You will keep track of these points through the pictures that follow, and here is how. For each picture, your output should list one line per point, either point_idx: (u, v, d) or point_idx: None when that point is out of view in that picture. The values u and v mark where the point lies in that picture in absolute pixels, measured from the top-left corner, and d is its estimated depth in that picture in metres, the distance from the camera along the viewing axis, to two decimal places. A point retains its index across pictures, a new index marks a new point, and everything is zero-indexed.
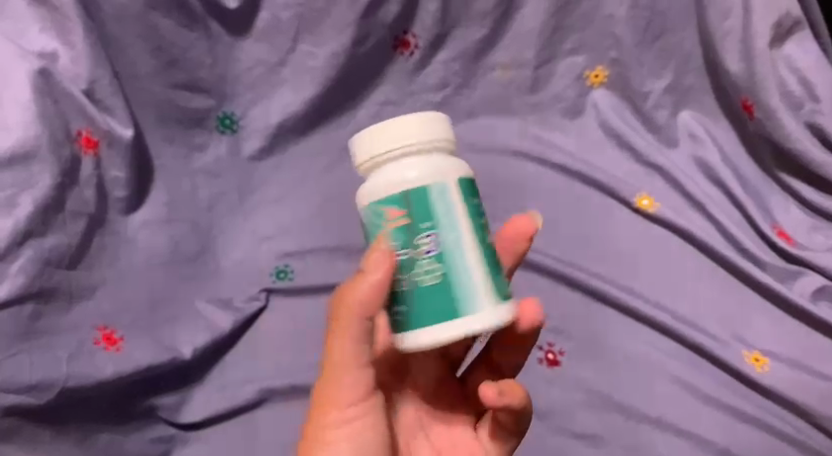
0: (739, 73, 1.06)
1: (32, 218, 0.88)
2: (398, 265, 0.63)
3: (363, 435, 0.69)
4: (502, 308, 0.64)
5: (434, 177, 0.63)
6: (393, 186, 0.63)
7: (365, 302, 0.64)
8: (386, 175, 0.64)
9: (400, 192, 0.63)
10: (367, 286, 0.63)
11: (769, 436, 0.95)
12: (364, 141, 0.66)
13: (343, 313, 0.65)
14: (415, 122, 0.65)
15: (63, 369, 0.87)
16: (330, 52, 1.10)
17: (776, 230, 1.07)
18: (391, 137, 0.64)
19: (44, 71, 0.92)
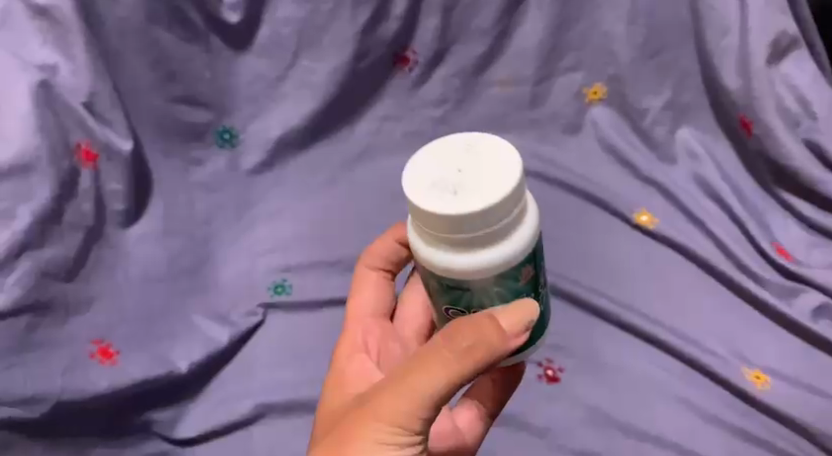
0: (737, 90, 1.06)
1: (30, 230, 0.88)
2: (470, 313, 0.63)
3: None
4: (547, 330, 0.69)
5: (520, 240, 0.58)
6: (482, 260, 0.57)
7: (494, 354, 0.61)
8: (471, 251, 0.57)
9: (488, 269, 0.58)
10: (494, 339, 0.60)
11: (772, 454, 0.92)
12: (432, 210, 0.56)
13: (466, 354, 0.60)
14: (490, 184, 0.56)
15: (56, 383, 0.86)
16: (331, 67, 1.11)
17: (774, 248, 1.06)
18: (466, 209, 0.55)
19: (44, 84, 0.93)
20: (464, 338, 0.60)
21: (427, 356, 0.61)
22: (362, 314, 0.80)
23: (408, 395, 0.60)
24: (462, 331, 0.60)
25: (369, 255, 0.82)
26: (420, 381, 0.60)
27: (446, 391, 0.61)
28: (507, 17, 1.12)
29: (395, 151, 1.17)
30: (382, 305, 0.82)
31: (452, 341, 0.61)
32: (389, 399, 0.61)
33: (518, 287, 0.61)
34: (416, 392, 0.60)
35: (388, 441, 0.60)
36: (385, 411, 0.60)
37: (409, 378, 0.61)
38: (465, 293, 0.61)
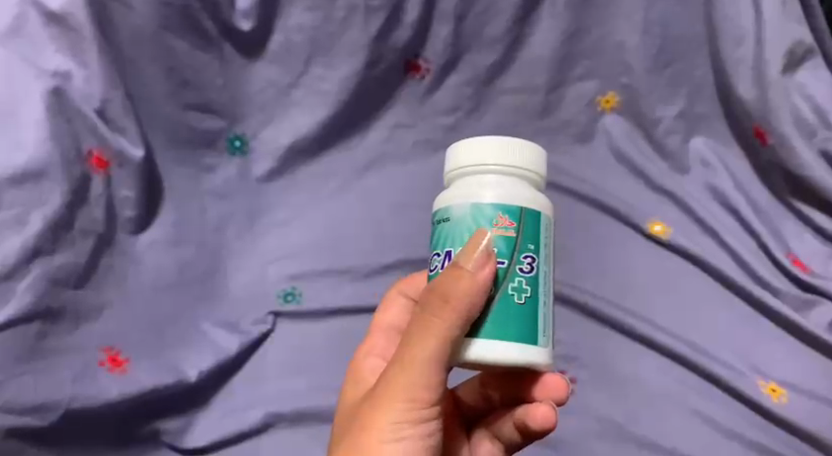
0: (752, 100, 1.06)
1: (41, 236, 0.87)
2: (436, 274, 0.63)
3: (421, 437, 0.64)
4: (534, 348, 0.61)
5: (514, 196, 0.61)
6: (476, 190, 0.61)
7: (475, 296, 0.59)
8: (469, 182, 0.62)
9: (475, 197, 0.61)
10: (468, 277, 0.59)
11: None
12: (459, 152, 0.65)
13: (441, 311, 0.59)
14: (515, 147, 0.63)
15: (66, 391, 0.85)
16: (344, 75, 1.11)
17: (789, 258, 1.06)
18: (485, 152, 0.63)
19: (57, 91, 0.92)
20: (436, 297, 0.59)
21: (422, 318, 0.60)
22: (387, 325, 0.80)
23: (407, 369, 0.61)
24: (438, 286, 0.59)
25: (406, 278, 0.83)
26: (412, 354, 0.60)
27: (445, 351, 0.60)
28: (519, 26, 1.12)
29: (406, 159, 1.17)
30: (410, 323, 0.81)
31: (427, 306, 0.60)
32: (394, 379, 0.62)
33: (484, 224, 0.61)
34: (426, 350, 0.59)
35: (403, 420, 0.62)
36: (393, 391, 0.62)
37: (403, 354, 0.61)
38: (444, 241, 0.62)
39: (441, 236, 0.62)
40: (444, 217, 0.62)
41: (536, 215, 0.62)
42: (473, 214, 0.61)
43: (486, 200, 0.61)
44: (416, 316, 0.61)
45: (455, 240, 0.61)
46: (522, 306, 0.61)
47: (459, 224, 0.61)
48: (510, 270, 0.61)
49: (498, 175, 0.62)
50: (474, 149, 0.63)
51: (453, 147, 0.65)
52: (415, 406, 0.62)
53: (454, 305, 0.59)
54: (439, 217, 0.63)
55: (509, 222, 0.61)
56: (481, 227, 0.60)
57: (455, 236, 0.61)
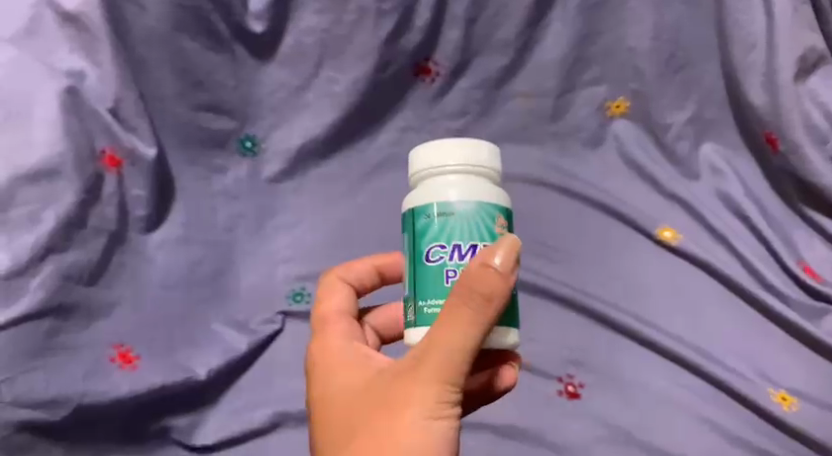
0: (764, 106, 1.06)
1: (55, 233, 0.88)
2: (438, 267, 0.62)
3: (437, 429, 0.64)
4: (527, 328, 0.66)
5: (481, 195, 0.62)
6: (444, 194, 0.62)
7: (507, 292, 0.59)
8: (435, 185, 0.63)
9: (448, 201, 0.62)
10: (501, 276, 0.58)
11: None
12: (420, 156, 0.65)
13: (481, 311, 0.58)
14: (469, 147, 0.64)
15: (78, 387, 0.87)
16: (355, 78, 1.11)
17: (801, 267, 1.05)
18: (445, 155, 0.64)
19: (71, 90, 0.94)
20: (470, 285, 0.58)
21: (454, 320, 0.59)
22: (335, 312, 0.74)
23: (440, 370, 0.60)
24: (476, 288, 0.58)
25: (346, 267, 0.79)
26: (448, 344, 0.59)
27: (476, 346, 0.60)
28: (529, 30, 1.12)
29: None
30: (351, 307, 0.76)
31: (460, 306, 0.58)
32: (427, 373, 0.60)
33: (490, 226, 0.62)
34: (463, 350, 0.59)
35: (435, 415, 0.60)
36: (425, 386, 0.60)
37: (435, 348, 0.59)
38: (452, 236, 0.61)
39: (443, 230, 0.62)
40: (445, 212, 0.62)
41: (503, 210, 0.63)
42: (479, 212, 0.62)
43: (488, 201, 0.62)
44: (444, 318, 0.59)
45: (465, 235, 0.61)
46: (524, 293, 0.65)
47: (467, 220, 0.61)
48: None
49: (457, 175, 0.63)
50: (434, 153, 0.64)
51: (414, 151, 0.66)
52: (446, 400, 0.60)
53: (492, 305, 0.59)
54: (435, 210, 0.62)
55: (505, 222, 0.63)
56: (488, 226, 0.62)
57: (465, 231, 0.61)
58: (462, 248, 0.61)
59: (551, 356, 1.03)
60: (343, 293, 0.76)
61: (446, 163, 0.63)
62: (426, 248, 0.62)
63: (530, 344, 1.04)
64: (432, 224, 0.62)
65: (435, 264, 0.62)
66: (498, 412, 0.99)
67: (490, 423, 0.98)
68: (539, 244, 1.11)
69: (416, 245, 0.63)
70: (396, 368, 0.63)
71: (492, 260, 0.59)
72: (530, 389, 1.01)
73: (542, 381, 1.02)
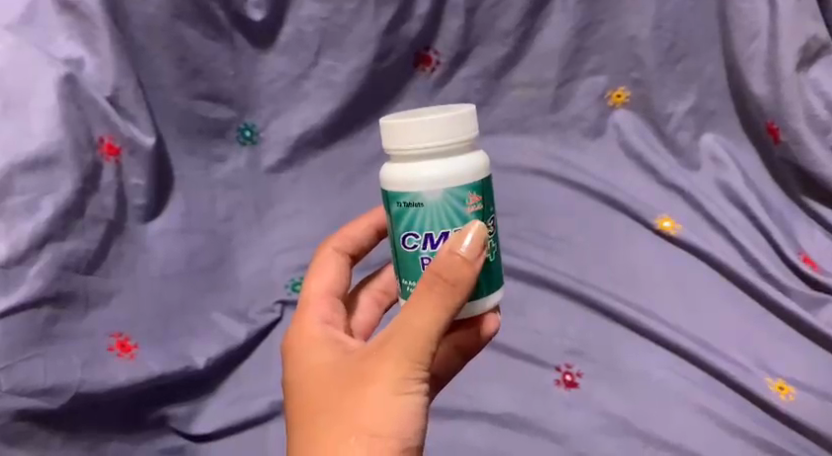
0: (766, 95, 1.05)
1: (52, 222, 0.88)
2: (412, 254, 0.66)
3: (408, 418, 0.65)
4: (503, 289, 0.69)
5: (456, 178, 0.63)
6: (419, 178, 0.63)
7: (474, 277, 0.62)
8: (411, 167, 0.63)
9: (422, 189, 0.63)
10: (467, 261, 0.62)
11: None
12: (391, 129, 0.63)
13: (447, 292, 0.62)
14: (443, 123, 0.62)
15: (76, 375, 0.86)
16: (354, 67, 1.10)
17: (802, 258, 1.05)
18: (418, 133, 0.62)
19: (70, 77, 0.93)
20: (439, 271, 0.62)
21: (421, 301, 0.62)
22: (318, 292, 0.78)
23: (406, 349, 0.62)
24: (442, 269, 0.62)
25: (339, 237, 0.83)
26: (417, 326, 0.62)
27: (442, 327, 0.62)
28: (529, 20, 1.11)
29: None
30: (340, 284, 0.80)
31: (428, 287, 0.62)
32: (393, 351, 0.62)
33: (464, 212, 0.64)
34: (429, 330, 0.62)
35: (402, 391, 0.62)
36: (390, 366, 0.62)
37: (405, 327, 0.62)
38: (425, 226, 0.64)
39: (417, 219, 0.64)
40: (415, 201, 0.63)
41: (478, 186, 0.64)
42: (448, 202, 0.63)
43: (461, 184, 0.63)
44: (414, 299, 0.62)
45: (436, 223, 0.64)
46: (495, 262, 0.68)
47: (439, 209, 0.63)
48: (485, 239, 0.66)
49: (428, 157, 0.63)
50: (408, 130, 0.62)
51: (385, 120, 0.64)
52: (412, 380, 0.62)
53: (457, 286, 0.62)
54: (406, 200, 0.64)
55: (478, 199, 0.64)
56: (459, 209, 0.64)
57: (435, 219, 0.64)
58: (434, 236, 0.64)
59: (550, 347, 1.04)
60: (330, 273, 0.80)
61: (418, 143, 0.62)
62: (401, 235, 0.66)
63: (528, 335, 1.05)
64: (406, 213, 0.64)
65: (412, 251, 0.66)
66: (497, 402, 1.00)
67: (489, 411, 0.99)
68: (538, 234, 1.12)
69: (393, 229, 0.66)
70: (363, 350, 0.65)
71: (458, 248, 0.62)
72: (526, 379, 1.02)
73: (541, 372, 1.02)
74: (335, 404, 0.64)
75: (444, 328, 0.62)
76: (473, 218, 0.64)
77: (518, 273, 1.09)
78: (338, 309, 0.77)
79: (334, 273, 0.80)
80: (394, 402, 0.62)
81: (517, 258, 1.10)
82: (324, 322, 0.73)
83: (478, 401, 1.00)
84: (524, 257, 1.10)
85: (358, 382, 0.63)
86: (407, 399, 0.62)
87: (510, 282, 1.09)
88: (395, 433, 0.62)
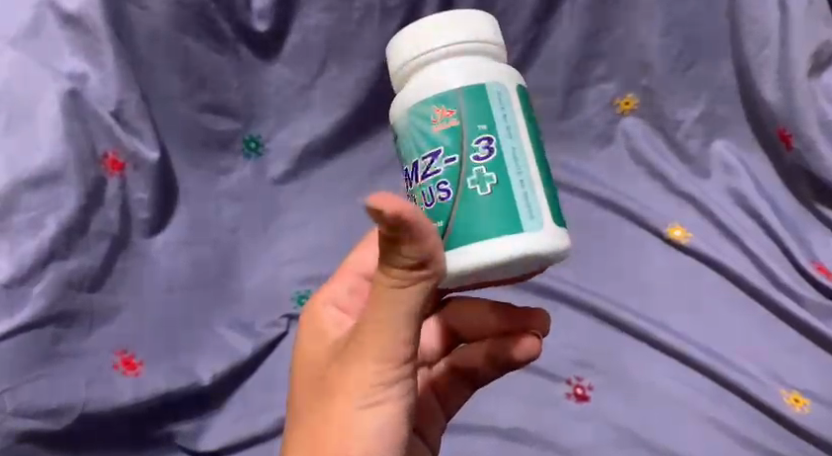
0: (777, 102, 1.02)
1: (56, 239, 0.87)
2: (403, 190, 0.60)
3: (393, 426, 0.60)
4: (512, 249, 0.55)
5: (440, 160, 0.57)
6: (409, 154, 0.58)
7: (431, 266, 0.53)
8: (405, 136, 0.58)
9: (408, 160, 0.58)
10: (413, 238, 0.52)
11: None
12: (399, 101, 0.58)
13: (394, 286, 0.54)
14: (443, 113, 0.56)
15: (81, 394, 0.86)
16: (359, 77, 1.09)
17: (815, 267, 1.03)
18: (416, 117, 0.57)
19: (73, 92, 0.92)
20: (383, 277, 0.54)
21: (375, 299, 0.55)
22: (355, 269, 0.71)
23: (364, 356, 0.57)
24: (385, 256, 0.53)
25: None
26: (375, 342, 0.56)
27: (400, 329, 0.55)
28: (537, 26, 1.09)
29: None
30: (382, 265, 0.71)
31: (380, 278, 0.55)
32: (352, 358, 0.58)
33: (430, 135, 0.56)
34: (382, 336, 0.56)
35: (362, 405, 0.58)
36: (353, 377, 0.58)
37: (365, 329, 0.57)
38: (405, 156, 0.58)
39: (395, 150, 0.60)
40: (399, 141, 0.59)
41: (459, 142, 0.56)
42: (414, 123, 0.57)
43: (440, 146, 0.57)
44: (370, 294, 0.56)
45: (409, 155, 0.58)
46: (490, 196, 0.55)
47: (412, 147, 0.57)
48: (464, 163, 0.55)
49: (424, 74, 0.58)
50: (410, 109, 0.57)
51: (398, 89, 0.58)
52: (378, 392, 0.58)
53: (406, 277, 0.54)
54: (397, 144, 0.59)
55: (449, 121, 0.56)
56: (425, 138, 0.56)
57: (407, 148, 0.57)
58: (410, 174, 0.58)
59: (560, 359, 1.02)
60: (377, 248, 0.72)
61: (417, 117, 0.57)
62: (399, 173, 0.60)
63: (539, 348, 1.03)
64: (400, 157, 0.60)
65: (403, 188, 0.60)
66: (505, 415, 0.99)
67: (498, 426, 0.98)
68: None
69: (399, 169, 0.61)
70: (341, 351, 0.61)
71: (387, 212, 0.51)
72: (536, 392, 1.01)
73: (551, 385, 1.01)
74: (311, 412, 0.62)
75: (404, 329, 0.55)
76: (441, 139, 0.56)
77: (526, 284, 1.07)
78: (365, 291, 0.70)
79: (381, 249, 0.71)
80: (358, 417, 0.59)
81: None
82: (333, 307, 0.69)
83: (488, 415, 0.99)
84: None
85: (329, 392, 0.60)
86: (372, 412, 0.59)
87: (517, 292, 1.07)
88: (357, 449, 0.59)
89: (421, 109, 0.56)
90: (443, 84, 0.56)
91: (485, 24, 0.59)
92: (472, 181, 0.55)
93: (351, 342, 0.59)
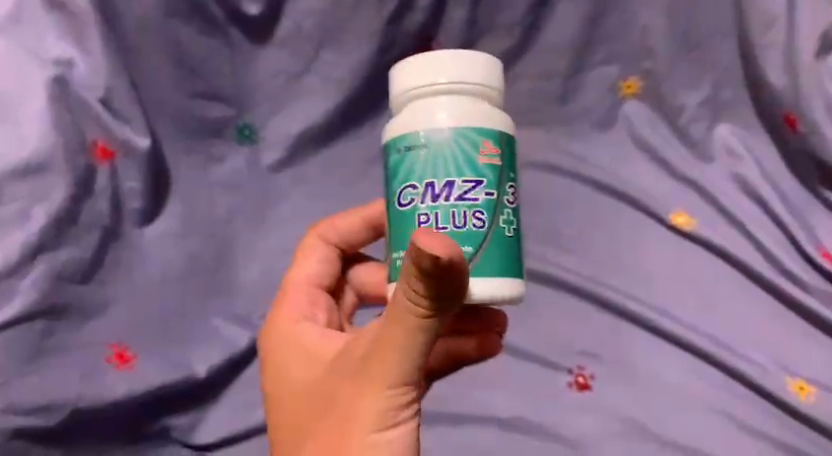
0: (784, 87, 1.01)
1: (44, 231, 0.85)
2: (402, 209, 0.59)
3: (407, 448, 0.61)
4: (516, 284, 0.60)
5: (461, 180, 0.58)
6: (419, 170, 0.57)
7: (462, 292, 0.53)
8: (411, 154, 0.58)
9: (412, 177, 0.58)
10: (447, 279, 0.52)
11: None
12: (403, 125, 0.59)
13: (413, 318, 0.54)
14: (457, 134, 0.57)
15: (72, 389, 0.83)
16: (357, 62, 1.07)
17: (822, 255, 1.01)
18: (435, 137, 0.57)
19: (60, 79, 0.91)
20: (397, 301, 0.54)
21: (394, 320, 0.55)
22: (303, 283, 0.76)
23: (379, 379, 0.57)
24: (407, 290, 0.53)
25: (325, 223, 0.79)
26: (393, 364, 0.56)
27: (422, 352, 0.56)
28: (537, 10, 1.10)
29: None
30: (327, 275, 0.78)
31: (396, 304, 0.54)
32: (369, 383, 0.58)
33: (465, 166, 0.57)
34: (402, 359, 0.56)
35: (386, 426, 0.58)
36: (370, 400, 0.58)
37: (384, 352, 0.56)
38: (420, 173, 0.57)
39: (397, 165, 0.59)
40: (413, 145, 0.58)
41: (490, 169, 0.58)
42: (456, 143, 0.57)
43: (462, 158, 0.57)
44: (388, 318, 0.55)
45: (438, 171, 0.57)
46: (512, 238, 0.60)
47: (439, 156, 0.57)
48: (499, 201, 0.58)
49: (447, 96, 0.59)
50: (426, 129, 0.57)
51: (402, 119, 0.59)
52: (396, 415, 0.58)
53: (430, 307, 0.53)
54: (406, 145, 0.58)
55: (493, 151, 0.58)
56: (462, 163, 0.57)
57: (429, 167, 0.57)
58: (438, 188, 0.57)
59: (563, 349, 1.01)
60: (315, 263, 0.78)
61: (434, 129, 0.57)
62: (398, 188, 0.59)
63: (541, 338, 1.02)
64: (406, 159, 0.58)
65: (406, 206, 0.58)
66: (509, 406, 0.97)
67: (501, 418, 0.96)
68: (549, 232, 1.08)
69: (389, 186, 0.60)
70: (346, 373, 0.61)
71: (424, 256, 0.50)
72: (538, 384, 0.99)
73: (552, 374, 1.00)
74: (321, 434, 0.62)
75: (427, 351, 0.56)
76: (486, 170, 0.58)
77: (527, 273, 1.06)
78: (319, 301, 0.75)
79: (320, 262, 0.78)
80: (376, 440, 0.59)
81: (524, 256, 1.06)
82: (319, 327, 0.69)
83: (491, 407, 0.97)
84: (533, 255, 1.07)
85: (341, 416, 0.60)
86: (390, 433, 0.59)
87: None
88: None
89: (458, 134, 0.57)
90: (449, 121, 0.57)
91: (492, 69, 0.61)
92: (503, 222, 0.59)
93: (366, 367, 0.58)
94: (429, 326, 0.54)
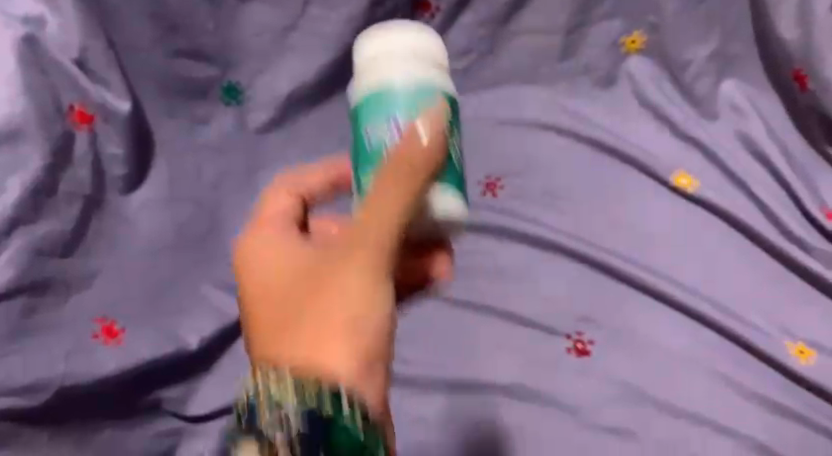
0: (794, 40, 0.99)
1: (21, 204, 0.82)
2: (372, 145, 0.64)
3: (377, 379, 0.53)
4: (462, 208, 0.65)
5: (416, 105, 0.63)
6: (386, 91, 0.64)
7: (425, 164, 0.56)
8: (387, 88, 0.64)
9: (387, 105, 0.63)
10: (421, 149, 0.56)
11: (804, 429, 0.90)
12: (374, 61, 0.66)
13: (407, 174, 0.55)
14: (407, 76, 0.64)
15: (58, 368, 0.80)
16: (346, 16, 1.02)
17: (824, 215, 0.99)
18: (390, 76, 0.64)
19: (29, 38, 0.86)
20: (404, 162, 0.55)
21: (389, 176, 0.55)
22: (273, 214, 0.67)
23: (356, 251, 0.53)
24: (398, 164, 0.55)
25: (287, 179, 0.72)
26: (374, 228, 0.53)
27: (400, 224, 0.54)
28: None
29: None
30: (296, 211, 0.69)
31: (393, 168, 0.55)
32: (346, 251, 0.54)
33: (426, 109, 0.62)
34: (385, 226, 0.53)
35: (366, 299, 0.52)
36: (347, 275, 0.53)
37: (363, 229, 0.53)
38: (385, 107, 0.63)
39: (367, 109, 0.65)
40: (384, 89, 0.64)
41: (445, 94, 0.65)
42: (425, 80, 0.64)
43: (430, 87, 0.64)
44: (382, 175, 0.55)
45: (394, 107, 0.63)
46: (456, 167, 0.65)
47: (408, 92, 0.63)
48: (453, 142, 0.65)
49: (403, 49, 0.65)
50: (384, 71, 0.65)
51: (369, 69, 0.66)
52: (372, 310, 0.52)
53: (416, 177, 0.55)
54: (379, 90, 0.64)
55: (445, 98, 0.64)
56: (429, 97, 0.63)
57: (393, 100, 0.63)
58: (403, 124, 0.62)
59: (560, 314, 0.98)
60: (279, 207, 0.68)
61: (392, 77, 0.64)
62: (366, 132, 0.65)
63: (539, 304, 0.98)
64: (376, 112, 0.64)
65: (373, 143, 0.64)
66: (506, 373, 0.94)
67: (500, 384, 0.93)
68: (547, 193, 1.05)
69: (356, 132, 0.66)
70: (326, 253, 0.56)
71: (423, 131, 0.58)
72: (536, 350, 0.95)
73: (550, 340, 0.96)
74: (288, 321, 0.53)
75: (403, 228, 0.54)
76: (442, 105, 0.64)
77: (523, 237, 1.02)
78: (292, 211, 0.68)
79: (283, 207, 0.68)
80: (346, 327, 0.51)
81: (519, 221, 1.03)
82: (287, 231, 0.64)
83: (489, 374, 0.94)
84: (529, 217, 1.03)
85: (313, 289, 0.54)
86: (372, 310, 0.52)
87: (507, 244, 1.03)
88: (345, 371, 0.50)
89: (420, 80, 0.64)
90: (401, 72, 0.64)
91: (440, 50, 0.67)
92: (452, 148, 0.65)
93: (348, 245, 0.54)
94: (412, 187, 0.55)
